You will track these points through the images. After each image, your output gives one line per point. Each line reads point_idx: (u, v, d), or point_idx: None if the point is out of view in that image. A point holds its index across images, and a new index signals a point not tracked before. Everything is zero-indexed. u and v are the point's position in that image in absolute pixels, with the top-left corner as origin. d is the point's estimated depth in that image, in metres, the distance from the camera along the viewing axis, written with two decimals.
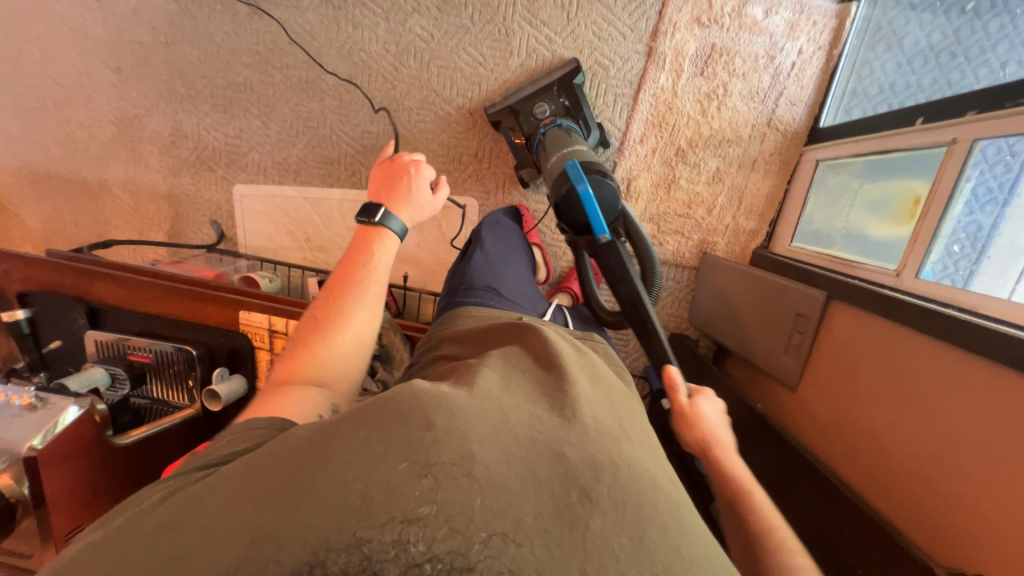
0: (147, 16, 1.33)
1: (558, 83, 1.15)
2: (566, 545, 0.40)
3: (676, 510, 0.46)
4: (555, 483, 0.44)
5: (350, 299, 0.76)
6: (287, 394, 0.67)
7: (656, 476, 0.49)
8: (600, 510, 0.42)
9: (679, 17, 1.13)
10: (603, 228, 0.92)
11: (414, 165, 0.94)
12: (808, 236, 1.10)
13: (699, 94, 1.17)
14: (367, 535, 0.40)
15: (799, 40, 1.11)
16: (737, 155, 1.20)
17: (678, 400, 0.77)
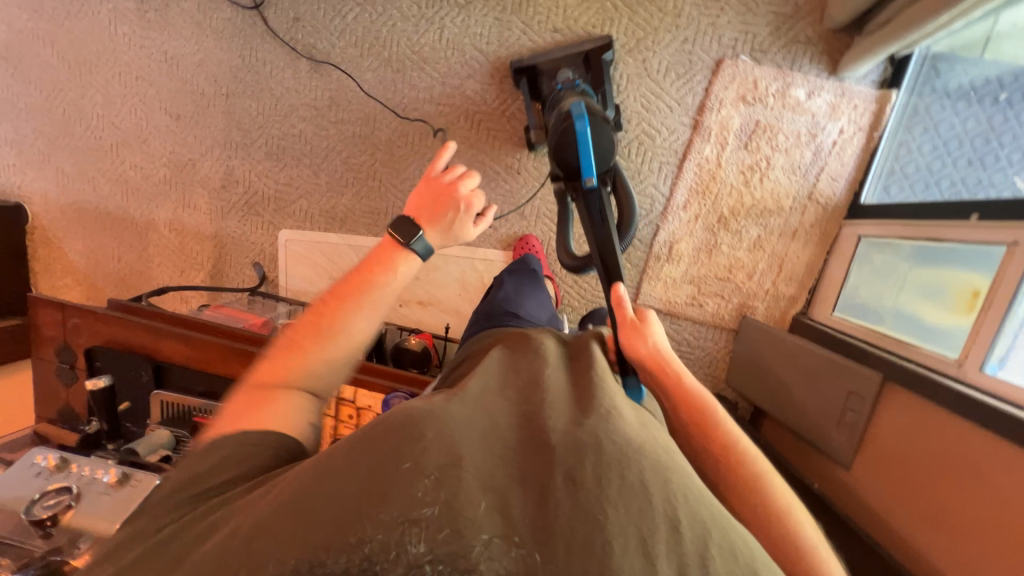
0: (211, 70, 1.40)
1: (587, 54, 1.17)
2: (558, 522, 0.38)
3: (671, 475, 0.43)
4: (540, 468, 0.42)
5: (356, 313, 0.68)
6: (262, 401, 0.61)
7: (644, 440, 0.46)
8: (588, 489, 0.40)
9: (724, 94, 1.19)
10: (591, 171, 0.91)
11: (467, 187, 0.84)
12: (852, 310, 1.13)
13: (742, 166, 1.22)
14: (368, 535, 0.38)
15: (840, 120, 1.16)
16: (778, 224, 1.23)
17: (625, 315, 0.70)
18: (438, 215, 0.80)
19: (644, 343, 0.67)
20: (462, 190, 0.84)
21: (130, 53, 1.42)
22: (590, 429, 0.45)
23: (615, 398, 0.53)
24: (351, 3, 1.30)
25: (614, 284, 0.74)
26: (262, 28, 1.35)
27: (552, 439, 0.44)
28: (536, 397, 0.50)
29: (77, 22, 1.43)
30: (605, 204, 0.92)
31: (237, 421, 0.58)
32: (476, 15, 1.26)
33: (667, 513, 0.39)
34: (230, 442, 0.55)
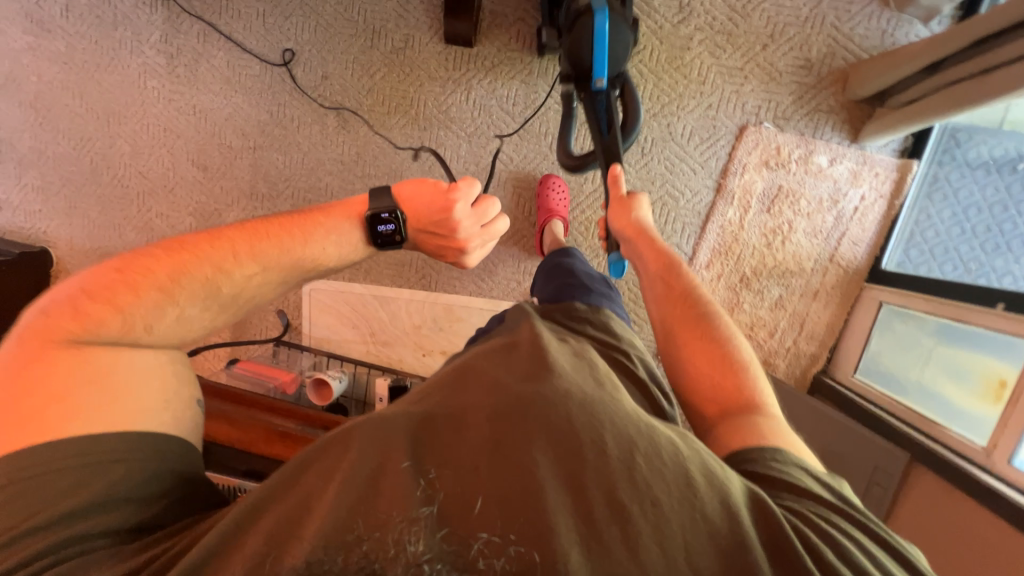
0: (239, 123, 1.42)
1: None
2: (489, 475, 0.42)
3: (596, 409, 0.47)
4: (479, 432, 0.45)
5: (252, 268, 0.62)
6: (68, 362, 0.54)
7: (564, 382, 0.50)
8: (515, 441, 0.44)
9: (748, 160, 1.21)
10: (603, 72, 0.96)
11: (482, 237, 0.74)
12: (874, 375, 1.16)
13: (765, 229, 1.24)
14: (354, 541, 0.40)
15: (862, 187, 1.18)
16: (799, 285, 1.24)
17: (618, 190, 0.94)
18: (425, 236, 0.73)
19: (629, 217, 0.92)
20: (475, 242, 0.73)
21: (159, 106, 1.45)
22: (510, 385, 0.49)
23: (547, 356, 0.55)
24: (378, 64, 1.32)
25: (612, 164, 0.95)
26: (291, 86, 1.38)
27: (479, 408, 0.47)
28: (457, 376, 0.54)
29: (108, 76, 1.45)
30: (611, 106, 0.98)
31: (37, 425, 0.51)
32: (502, 77, 1.28)
33: (592, 437, 0.45)
34: (53, 476, 0.50)
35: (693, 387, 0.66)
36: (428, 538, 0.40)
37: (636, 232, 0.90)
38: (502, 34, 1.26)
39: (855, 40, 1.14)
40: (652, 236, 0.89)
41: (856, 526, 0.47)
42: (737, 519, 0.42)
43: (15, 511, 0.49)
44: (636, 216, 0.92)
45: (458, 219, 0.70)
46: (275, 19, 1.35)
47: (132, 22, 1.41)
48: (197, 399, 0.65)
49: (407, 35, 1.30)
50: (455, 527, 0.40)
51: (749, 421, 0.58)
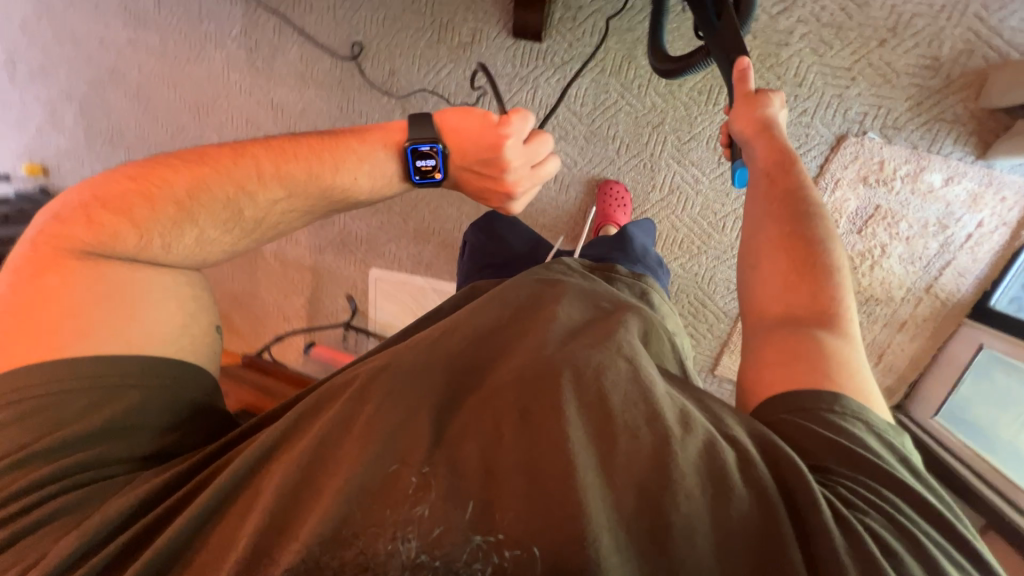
0: (313, 118, 1.47)
1: None
2: (524, 449, 0.47)
3: (630, 394, 0.51)
4: (509, 401, 0.51)
5: (272, 194, 0.66)
6: (94, 279, 0.61)
7: (604, 359, 0.54)
8: (541, 420, 0.49)
9: (843, 174, 1.08)
10: None
11: (529, 179, 0.71)
12: (957, 420, 1.08)
13: (852, 251, 1.12)
14: (385, 510, 0.46)
15: (980, 213, 1.04)
16: (884, 314, 1.13)
17: (745, 88, 0.77)
18: (470, 176, 0.71)
19: (755, 114, 0.74)
20: (523, 185, 0.70)
21: (241, 99, 1.52)
22: (541, 357, 0.55)
23: (570, 334, 0.59)
24: (445, 59, 1.30)
25: (741, 57, 0.77)
26: (360, 82, 1.39)
27: (507, 385, 0.53)
28: (493, 349, 0.60)
29: (198, 70, 1.54)
30: None
31: (57, 336, 0.58)
32: (571, 74, 1.21)
33: (624, 419, 0.49)
34: (81, 388, 0.58)
35: (768, 315, 0.63)
36: (457, 507, 0.46)
37: (756, 127, 0.74)
38: (573, 30, 1.18)
39: (1004, 34, 0.96)
40: (776, 130, 0.72)
41: (925, 519, 0.46)
42: (773, 509, 0.43)
43: (49, 417, 0.57)
44: (765, 112, 0.74)
45: (506, 159, 0.67)
46: (346, 11, 1.35)
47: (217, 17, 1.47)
48: (215, 326, 0.73)
49: (474, 29, 1.25)
50: (479, 516, 0.45)
51: (817, 344, 0.56)
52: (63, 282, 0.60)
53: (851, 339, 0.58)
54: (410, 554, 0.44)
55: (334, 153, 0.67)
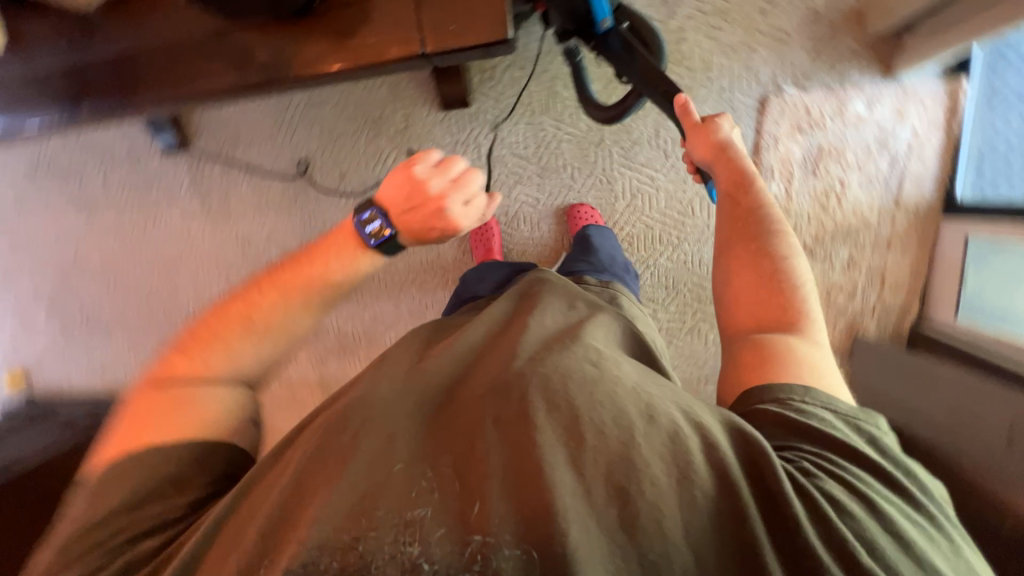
0: (278, 238, 1.46)
1: None
2: (502, 462, 0.46)
3: (598, 393, 0.51)
4: (483, 402, 0.51)
5: (294, 308, 0.61)
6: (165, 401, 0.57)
7: (573, 367, 0.54)
8: (515, 422, 0.48)
9: (778, 130, 1.15)
10: (604, 10, 0.89)
11: (457, 190, 0.65)
12: (979, 310, 1.10)
13: (815, 193, 1.17)
14: (374, 517, 0.43)
15: (910, 123, 1.12)
16: (869, 239, 1.18)
17: (693, 119, 0.81)
18: (407, 219, 0.65)
19: (711, 141, 0.78)
20: (451, 196, 0.64)
21: (202, 245, 1.50)
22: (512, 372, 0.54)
23: (543, 343, 0.60)
24: (387, 148, 1.36)
25: (680, 94, 0.83)
26: (313, 193, 1.42)
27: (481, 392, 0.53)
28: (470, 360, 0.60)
29: (150, 232, 1.51)
30: (627, 39, 0.92)
31: (144, 431, 0.55)
32: (508, 125, 1.29)
33: (593, 417, 0.48)
34: (163, 461, 0.54)
35: (740, 318, 0.66)
36: (448, 509, 0.43)
37: (713, 151, 0.78)
38: (494, 88, 1.27)
39: None
40: (732, 150, 0.77)
41: (882, 483, 0.49)
42: (735, 492, 0.45)
43: (124, 485, 0.52)
44: (720, 135, 0.78)
45: (421, 179, 0.65)
46: (284, 135, 1.41)
47: (162, 178, 1.48)
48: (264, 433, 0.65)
49: (406, 114, 1.33)
50: (473, 515, 0.43)
51: (792, 352, 0.59)
52: (100, 449, 0.57)
53: (818, 345, 0.62)
54: (407, 557, 0.40)
55: (338, 245, 0.63)
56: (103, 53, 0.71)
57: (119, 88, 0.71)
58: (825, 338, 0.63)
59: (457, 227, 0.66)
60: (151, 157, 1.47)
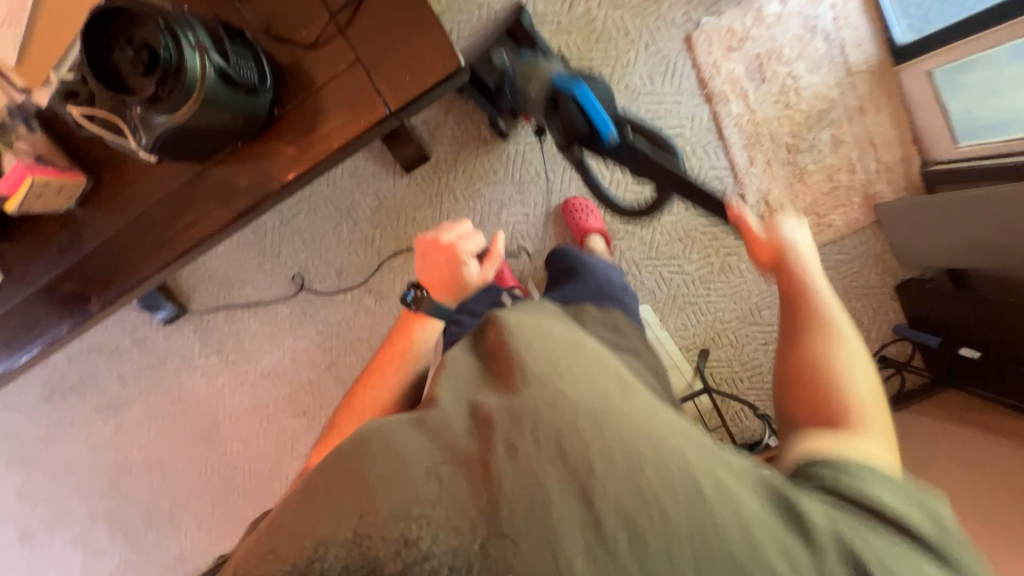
0: (303, 358, 1.44)
1: (508, 32, 1.13)
2: (512, 507, 0.36)
3: (606, 424, 0.40)
4: (490, 414, 0.41)
5: (381, 387, 0.72)
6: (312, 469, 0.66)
7: (583, 394, 0.42)
8: (523, 456, 0.38)
9: (713, 57, 1.22)
10: (608, 125, 0.78)
11: (447, 233, 0.79)
12: (974, 129, 1.14)
13: (773, 96, 1.23)
14: (369, 530, 0.36)
15: (824, 1, 1.20)
16: (842, 114, 1.23)
17: (751, 226, 0.74)
18: (432, 278, 0.79)
19: (767, 242, 0.72)
20: (443, 238, 0.78)
21: (236, 394, 1.47)
22: (528, 397, 0.41)
23: (554, 346, 0.48)
24: (370, 229, 1.37)
25: (732, 201, 0.76)
26: (319, 301, 1.42)
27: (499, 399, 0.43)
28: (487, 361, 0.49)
29: (181, 405, 1.48)
30: (640, 148, 0.79)
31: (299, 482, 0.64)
32: (471, 160, 1.32)
33: (595, 452, 0.38)
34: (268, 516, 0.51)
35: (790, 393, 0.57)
36: (460, 513, 0.37)
37: (773, 258, 0.71)
38: (444, 131, 1.30)
39: None
40: (798, 256, 0.68)
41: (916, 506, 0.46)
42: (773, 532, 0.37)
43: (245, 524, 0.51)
44: (781, 237, 0.71)
45: (422, 241, 0.82)
46: (270, 260, 1.41)
47: (174, 348, 1.47)
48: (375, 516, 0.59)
49: (375, 192, 1.35)
50: (484, 524, 0.36)
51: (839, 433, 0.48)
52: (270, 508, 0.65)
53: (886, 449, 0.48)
54: (411, 555, 0.36)
55: (405, 317, 0.79)
56: (95, 238, 0.72)
57: (127, 262, 0.72)
58: (898, 456, 0.48)
59: (461, 253, 0.77)
60: (156, 333, 1.47)
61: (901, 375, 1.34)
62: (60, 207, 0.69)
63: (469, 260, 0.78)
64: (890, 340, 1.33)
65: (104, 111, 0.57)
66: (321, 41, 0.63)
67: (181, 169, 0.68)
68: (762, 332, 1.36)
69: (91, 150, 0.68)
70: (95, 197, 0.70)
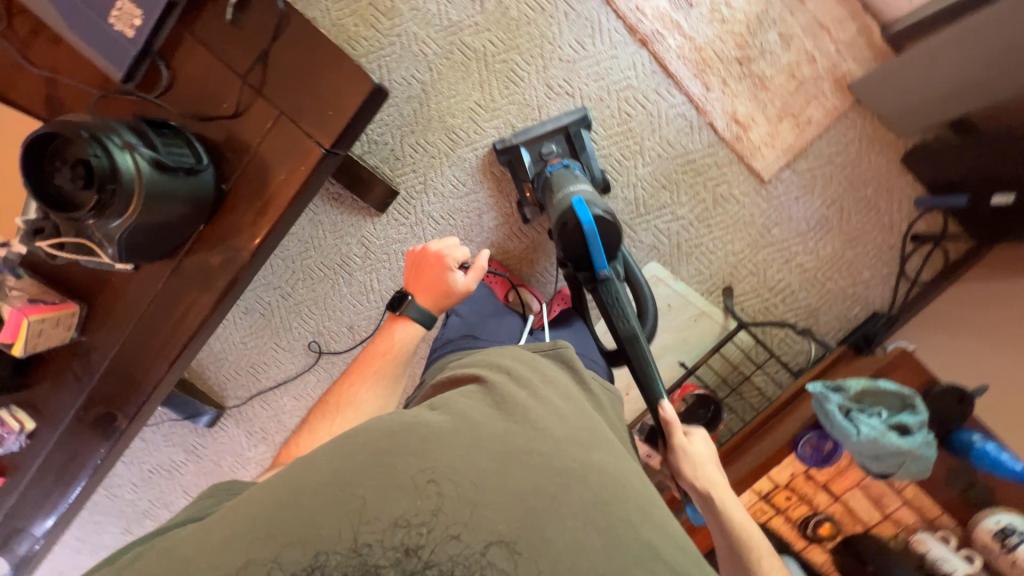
0: None
1: (566, 127, 1.21)
2: (550, 540, 0.43)
3: (652, 508, 0.48)
4: (544, 468, 0.47)
5: (358, 388, 0.72)
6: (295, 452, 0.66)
7: (630, 476, 0.50)
8: (573, 511, 0.45)
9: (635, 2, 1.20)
10: (603, 264, 0.80)
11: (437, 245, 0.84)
12: None
13: (707, 17, 1.20)
14: (367, 538, 0.42)
15: None
16: (782, 9, 1.19)
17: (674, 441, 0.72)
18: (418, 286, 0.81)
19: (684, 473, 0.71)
20: (429, 247, 0.83)
21: None
22: (582, 463, 0.48)
23: (603, 430, 0.55)
24: (366, 277, 1.39)
25: (664, 407, 0.72)
26: (341, 360, 1.45)
27: (551, 449, 0.48)
28: (522, 406, 0.52)
29: None
30: (620, 296, 0.83)
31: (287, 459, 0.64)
32: (440, 179, 1.32)
33: (644, 537, 0.45)
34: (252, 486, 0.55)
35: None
36: (473, 536, 0.43)
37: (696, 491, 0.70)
38: (405, 161, 1.31)
39: None
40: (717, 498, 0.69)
41: None
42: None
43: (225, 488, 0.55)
44: (693, 463, 0.71)
45: (411, 255, 0.86)
46: (285, 337, 1.44)
47: (225, 447, 1.51)
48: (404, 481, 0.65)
49: (360, 241, 1.37)
50: (494, 547, 0.42)
51: None
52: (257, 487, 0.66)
53: None
54: (410, 561, 0.42)
55: (387, 320, 0.80)
56: (104, 357, 0.75)
57: (139, 370, 0.75)
58: None
59: (447, 260, 0.81)
60: (203, 438, 1.51)
61: (941, 249, 1.26)
62: (63, 338, 0.72)
63: (454, 264, 0.81)
64: (916, 215, 1.25)
65: (71, 237, 0.60)
66: (242, 107, 0.65)
67: (160, 267, 0.71)
68: (780, 251, 1.30)
69: (77, 276, 0.72)
70: (93, 319, 0.73)
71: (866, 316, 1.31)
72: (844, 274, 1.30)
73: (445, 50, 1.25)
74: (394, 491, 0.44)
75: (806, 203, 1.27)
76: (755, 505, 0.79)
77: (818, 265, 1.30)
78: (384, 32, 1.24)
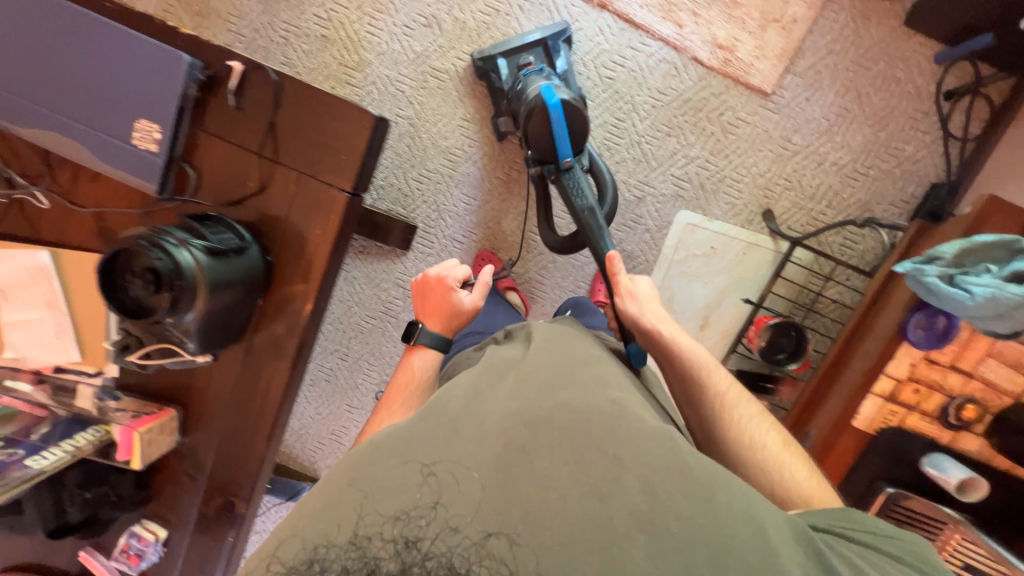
0: None
1: (546, 37, 1.17)
2: (524, 492, 0.43)
3: (625, 430, 0.47)
4: (506, 426, 0.48)
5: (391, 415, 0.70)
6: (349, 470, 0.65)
7: (598, 402, 0.50)
8: (543, 456, 0.45)
9: None
10: (567, 149, 0.92)
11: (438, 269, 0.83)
12: None
13: None
14: (363, 533, 0.42)
15: None
16: None
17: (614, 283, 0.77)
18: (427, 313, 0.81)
19: (624, 309, 0.75)
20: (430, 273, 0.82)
21: None
22: (548, 407, 0.49)
23: (571, 367, 0.56)
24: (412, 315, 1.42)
25: (610, 253, 0.79)
26: None
27: (517, 409, 0.49)
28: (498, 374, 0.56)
29: None
30: (582, 183, 0.93)
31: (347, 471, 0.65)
32: (453, 199, 1.35)
33: (623, 466, 0.44)
34: None
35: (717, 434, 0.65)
36: (457, 510, 0.43)
37: (633, 323, 0.74)
38: (417, 198, 1.34)
39: None
40: (656, 322, 0.73)
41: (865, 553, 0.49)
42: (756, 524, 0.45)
43: None
44: (631, 298, 0.75)
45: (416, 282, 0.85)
46: (355, 394, 1.48)
47: None
48: None
49: (397, 283, 1.40)
50: (470, 516, 0.42)
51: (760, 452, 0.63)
52: None
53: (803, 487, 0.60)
54: (408, 553, 0.41)
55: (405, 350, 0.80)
56: (209, 451, 0.78)
57: (242, 453, 0.78)
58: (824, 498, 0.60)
59: (447, 282, 0.80)
60: None
61: (981, 95, 1.17)
62: (169, 443, 0.76)
63: (455, 284, 0.81)
64: (941, 73, 1.18)
65: (154, 343, 0.65)
66: (265, 180, 0.69)
67: (234, 353, 0.74)
68: (809, 156, 1.24)
69: (167, 385, 0.76)
70: (190, 418, 0.77)
71: (925, 193, 1.23)
72: (885, 157, 1.22)
73: (419, 80, 1.29)
74: (390, 486, 0.45)
75: (818, 101, 1.22)
76: (883, 409, 0.76)
77: (853, 158, 1.23)
78: (360, 85, 1.30)
